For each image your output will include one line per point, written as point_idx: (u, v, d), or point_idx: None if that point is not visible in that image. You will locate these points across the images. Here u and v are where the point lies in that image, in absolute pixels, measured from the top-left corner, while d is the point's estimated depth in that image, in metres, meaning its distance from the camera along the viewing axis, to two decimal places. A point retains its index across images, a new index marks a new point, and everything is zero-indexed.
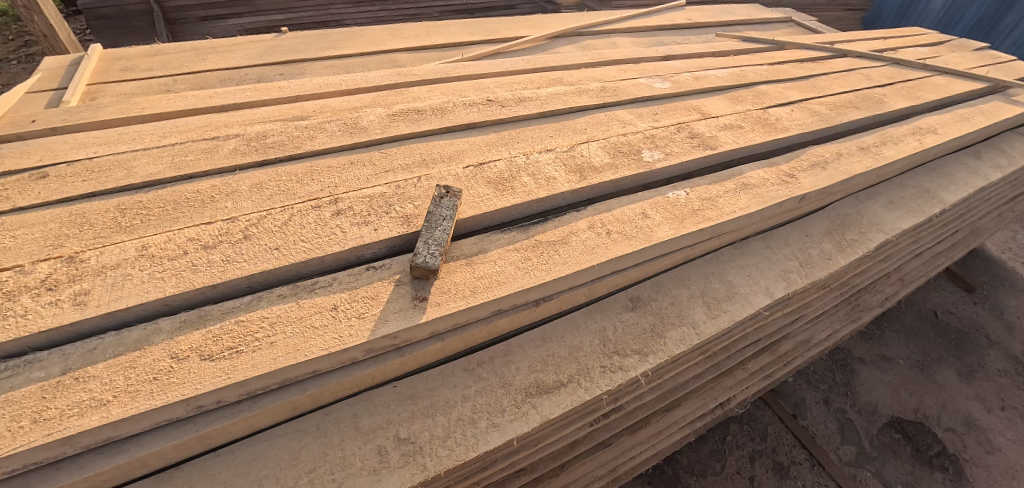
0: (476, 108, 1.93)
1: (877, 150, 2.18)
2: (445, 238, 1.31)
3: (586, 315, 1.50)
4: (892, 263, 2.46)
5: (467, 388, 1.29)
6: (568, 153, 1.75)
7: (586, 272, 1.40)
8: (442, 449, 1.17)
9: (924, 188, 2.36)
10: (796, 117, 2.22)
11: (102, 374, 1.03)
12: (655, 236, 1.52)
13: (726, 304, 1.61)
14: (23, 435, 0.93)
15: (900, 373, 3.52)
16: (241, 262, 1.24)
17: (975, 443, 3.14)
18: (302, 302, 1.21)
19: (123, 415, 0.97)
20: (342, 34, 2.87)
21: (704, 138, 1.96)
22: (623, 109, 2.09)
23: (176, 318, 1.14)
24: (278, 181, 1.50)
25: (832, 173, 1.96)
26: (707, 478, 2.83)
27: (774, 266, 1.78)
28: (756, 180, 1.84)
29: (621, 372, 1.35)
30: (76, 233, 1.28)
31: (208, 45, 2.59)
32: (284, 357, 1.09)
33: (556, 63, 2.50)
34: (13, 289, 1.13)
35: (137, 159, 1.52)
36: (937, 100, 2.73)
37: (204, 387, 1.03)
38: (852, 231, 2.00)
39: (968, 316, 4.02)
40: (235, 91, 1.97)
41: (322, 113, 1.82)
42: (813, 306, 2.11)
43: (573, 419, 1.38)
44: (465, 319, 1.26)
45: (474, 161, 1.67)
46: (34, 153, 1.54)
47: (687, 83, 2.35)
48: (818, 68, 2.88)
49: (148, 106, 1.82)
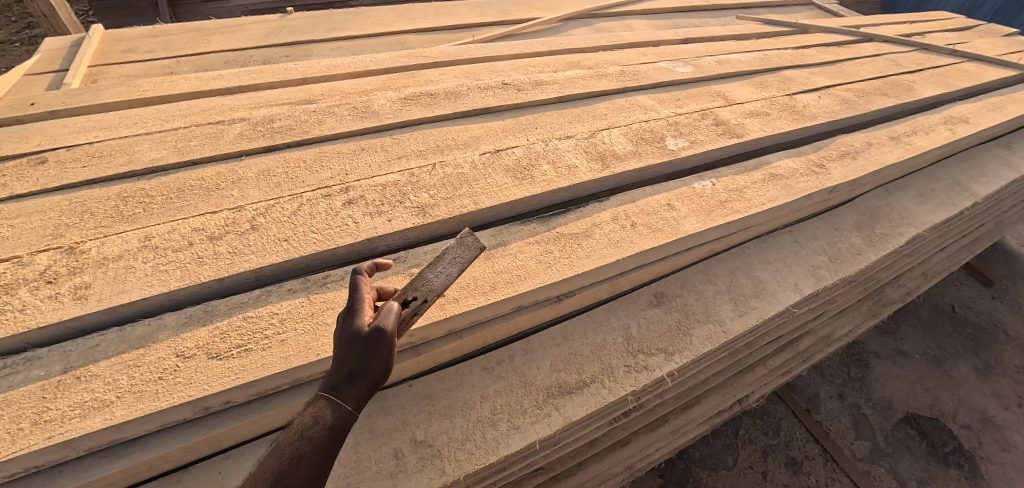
0: (491, 91, 1.84)
1: (908, 140, 2.09)
2: (416, 277, 0.96)
3: (608, 311, 1.44)
4: (918, 257, 2.38)
5: (486, 388, 1.24)
6: (588, 140, 1.66)
7: (611, 267, 1.33)
8: (461, 452, 1.12)
9: (955, 180, 2.26)
10: (824, 104, 2.12)
11: (105, 373, 0.97)
12: (682, 228, 1.45)
13: (754, 301, 1.54)
14: (23, 438, 0.88)
15: (916, 368, 3.46)
16: (249, 254, 1.18)
17: (991, 440, 3.09)
18: (314, 298, 1.14)
19: (127, 417, 0.92)
20: (349, 15, 2.76)
21: (729, 125, 1.86)
22: (644, 94, 1.99)
23: (181, 314, 1.09)
24: (286, 168, 1.43)
25: (863, 163, 1.87)
26: (718, 473, 2.79)
27: (802, 261, 1.71)
28: (785, 170, 1.76)
29: (646, 372, 1.30)
30: (76, 222, 1.22)
31: (212, 26, 2.50)
32: (295, 356, 1.03)
33: (572, 46, 2.40)
34: (11, 281, 1.07)
35: (139, 145, 1.45)
36: (969, 88, 2.62)
37: (212, 388, 0.97)
38: (882, 225, 1.92)
39: (986, 311, 3.93)
40: (240, 73, 1.89)
41: (331, 96, 1.74)
42: (836, 301, 2.04)
43: (594, 420, 1.31)
44: (485, 315, 1.20)
45: (490, 147, 1.59)
46: (31, 137, 1.47)
47: (709, 67, 2.25)
48: (844, 52, 2.76)
49: (150, 89, 1.74)
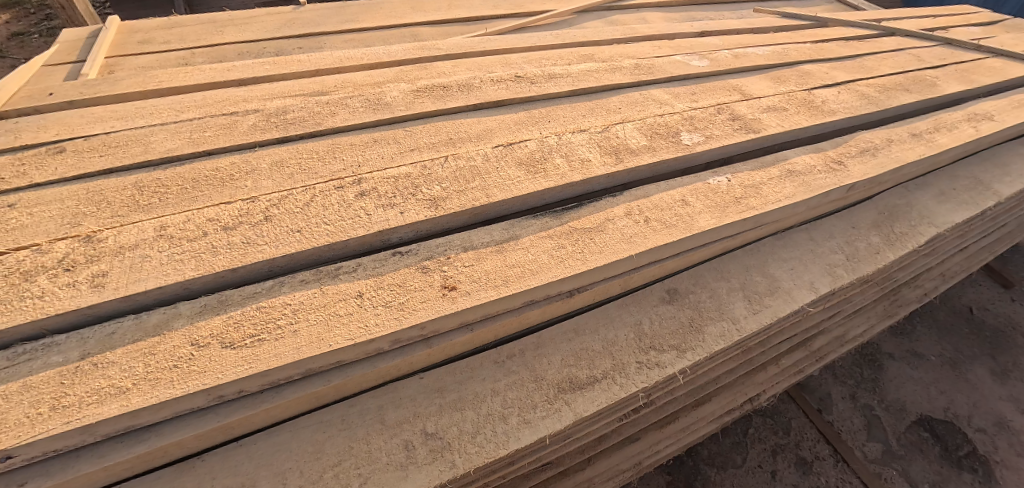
0: (504, 84, 1.83)
1: (930, 137, 2.04)
2: None
3: (620, 307, 1.43)
4: (937, 257, 2.33)
5: (497, 381, 1.24)
6: (602, 135, 1.65)
7: (624, 262, 1.32)
8: (471, 445, 1.12)
9: (977, 179, 2.21)
10: (843, 100, 2.08)
11: (121, 360, 0.98)
12: (696, 225, 1.43)
13: (769, 299, 1.52)
14: (41, 423, 0.89)
15: (930, 370, 3.40)
16: (263, 245, 1.18)
17: (1007, 444, 3.03)
18: (326, 289, 1.15)
19: (143, 404, 0.93)
20: (361, 7, 2.76)
21: (746, 120, 1.83)
22: (659, 88, 1.97)
23: (196, 303, 1.10)
24: (299, 159, 1.43)
25: (882, 160, 1.83)
26: (727, 471, 2.77)
27: (818, 259, 1.68)
28: (802, 166, 1.73)
29: (658, 369, 1.29)
30: (93, 211, 1.23)
31: (226, 18, 2.51)
32: (308, 347, 1.04)
33: (586, 39, 2.37)
34: (31, 269, 1.08)
35: (155, 135, 1.46)
36: (994, 84, 2.55)
37: (226, 377, 0.98)
38: (901, 224, 1.88)
39: (1005, 313, 3.85)
40: (254, 64, 1.89)
41: (343, 88, 1.74)
42: (851, 301, 2.01)
43: (604, 416, 1.30)
44: (496, 309, 1.20)
45: (503, 141, 1.58)
46: (50, 127, 1.49)
47: (726, 61, 2.21)
48: (864, 46, 2.70)
49: (165, 80, 1.75)
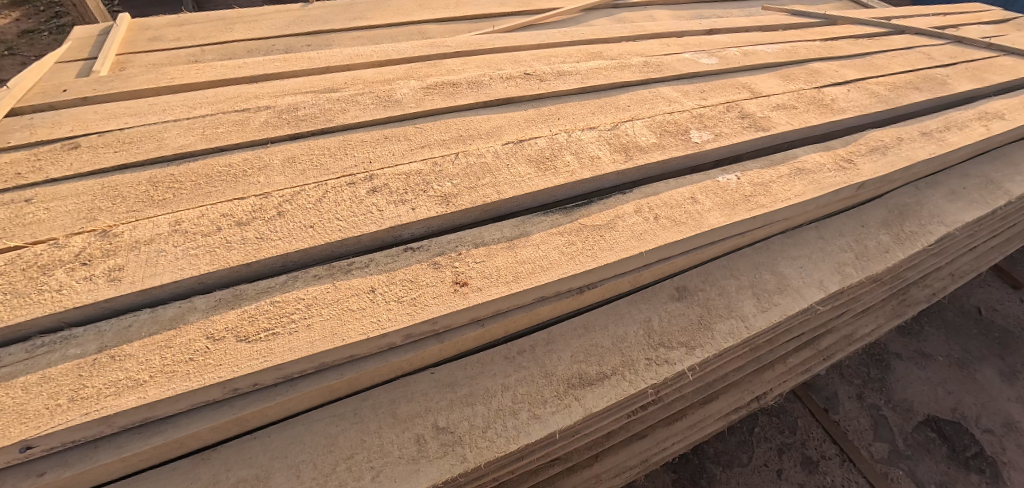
0: (513, 82, 1.83)
1: (940, 136, 2.03)
2: None
3: (629, 304, 1.44)
4: (947, 256, 2.31)
5: (507, 377, 1.24)
6: (611, 132, 1.65)
7: (634, 259, 1.32)
8: (482, 440, 1.13)
9: (988, 178, 2.19)
10: (853, 98, 2.07)
11: (138, 353, 1.00)
12: (705, 222, 1.43)
13: (778, 297, 1.51)
14: (60, 413, 0.90)
15: (938, 370, 3.39)
16: (276, 240, 1.19)
17: (1015, 446, 3.01)
18: (338, 284, 1.16)
19: (160, 396, 0.94)
20: (369, 4, 2.77)
21: (756, 118, 1.83)
22: (668, 86, 1.96)
23: (211, 297, 1.11)
24: (311, 155, 1.44)
25: (893, 158, 1.82)
26: (732, 469, 2.77)
27: (827, 257, 1.67)
28: (811, 164, 1.72)
29: (667, 366, 1.29)
30: (109, 206, 1.24)
31: (235, 16, 2.52)
32: (321, 341, 1.05)
33: (595, 36, 2.37)
34: (49, 262, 1.10)
35: (168, 131, 1.48)
36: (1006, 83, 2.53)
37: (241, 370, 0.99)
38: (911, 223, 1.87)
39: (1014, 314, 3.82)
40: (265, 61, 1.90)
41: (353, 85, 1.75)
42: (860, 300, 2.01)
43: (614, 412, 1.31)
44: (507, 305, 1.20)
45: (513, 138, 1.58)
46: (65, 123, 1.51)
47: (735, 59, 2.21)
48: (875, 44, 2.68)
49: (177, 77, 1.76)
